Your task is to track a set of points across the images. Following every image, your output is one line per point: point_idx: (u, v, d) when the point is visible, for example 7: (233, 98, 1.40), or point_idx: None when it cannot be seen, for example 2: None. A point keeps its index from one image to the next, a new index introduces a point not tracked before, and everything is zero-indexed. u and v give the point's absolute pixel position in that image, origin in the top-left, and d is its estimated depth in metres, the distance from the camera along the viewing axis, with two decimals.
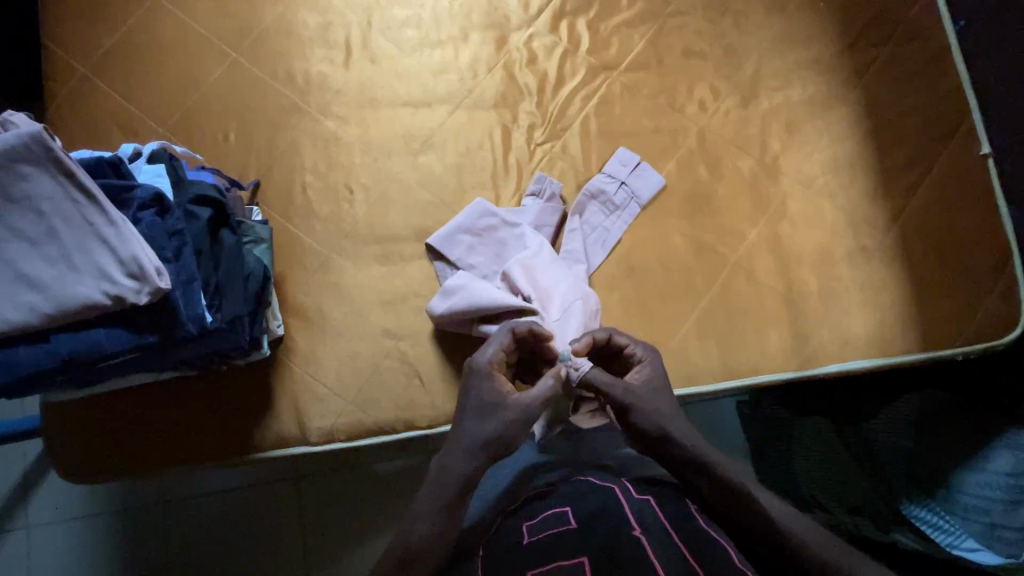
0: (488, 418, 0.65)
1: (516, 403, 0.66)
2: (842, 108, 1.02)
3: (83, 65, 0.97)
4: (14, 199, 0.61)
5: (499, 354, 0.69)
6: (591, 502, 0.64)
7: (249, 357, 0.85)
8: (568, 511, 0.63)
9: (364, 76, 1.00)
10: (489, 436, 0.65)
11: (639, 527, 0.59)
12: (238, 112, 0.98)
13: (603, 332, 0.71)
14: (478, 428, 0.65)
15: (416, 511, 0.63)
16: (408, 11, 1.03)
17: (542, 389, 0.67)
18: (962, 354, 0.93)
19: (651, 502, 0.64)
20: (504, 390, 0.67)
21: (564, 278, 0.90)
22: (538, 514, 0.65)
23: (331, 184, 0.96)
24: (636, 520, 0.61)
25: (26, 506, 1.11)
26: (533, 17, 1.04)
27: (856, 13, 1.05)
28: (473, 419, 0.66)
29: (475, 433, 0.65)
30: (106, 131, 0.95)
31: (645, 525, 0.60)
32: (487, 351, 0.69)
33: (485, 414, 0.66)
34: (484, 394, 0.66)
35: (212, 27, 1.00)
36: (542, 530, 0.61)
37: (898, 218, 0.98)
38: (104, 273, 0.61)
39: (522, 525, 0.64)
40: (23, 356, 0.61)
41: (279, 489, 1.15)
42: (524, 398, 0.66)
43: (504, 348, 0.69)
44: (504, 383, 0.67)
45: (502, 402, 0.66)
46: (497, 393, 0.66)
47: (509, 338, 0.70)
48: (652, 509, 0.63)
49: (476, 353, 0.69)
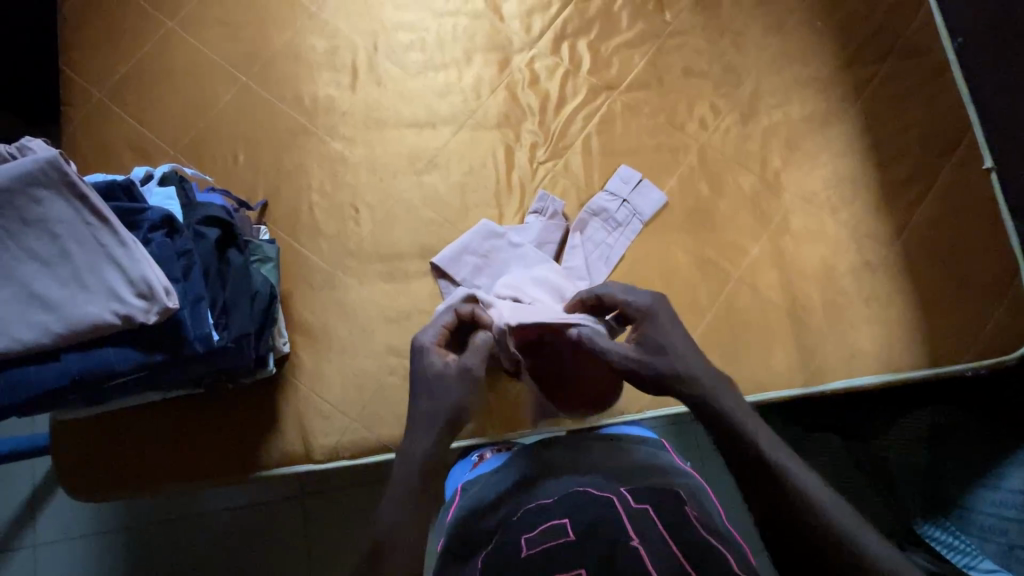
0: (434, 389, 0.66)
1: (459, 367, 0.68)
2: (842, 124, 1.03)
3: (98, 91, 1.00)
4: (29, 222, 0.63)
5: (441, 332, 0.72)
6: (589, 515, 0.63)
7: (255, 376, 0.86)
8: (567, 524, 0.62)
9: (370, 98, 1.03)
10: (440, 409, 0.65)
11: (637, 538, 0.58)
12: (247, 134, 1.00)
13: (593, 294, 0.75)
14: (427, 403, 0.66)
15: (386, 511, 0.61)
16: (413, 35, 1.06)
17: (478, 347, 0.71)
18: (971, 369, 0.92)
19: (649, 512, 0.63)
20: (452, 360, 0.69)
21: (554, 292, 0.88)
22: (535, 527, 0.63)
23: (338, 204, 0.98)
24: (636, 532, 0.60)
25: (34, 523, 1.11)
26: (535, 39, 1.06)
27: (855, 31, 1.06)
28: (421, 396, 0.66)
29: (427, 407, 0.66)
30: (119, 153, 0.98)
31: (643, 536, 0.59)
32: (427, 330, 0.72)
33: (431, 386, 0.66)
34: (428, 368, 0.67)
35: (223, 53, 1.03)
36: (542, 543, 0.61)
37: (902, 233, 0.98)
38: (114, 294, 0.63)
39: (522, 538, 0.63)
40: (34, 375, 0.62)
41: (285, 505, 1.14)
42: (462, 362, 0.68)
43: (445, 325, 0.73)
44: (447, 354, 0.69)
45: (444, 371, 0.67)
46: (446, 363, 0.68)
47: (447, 317, 0.74)
48: (650, 519, 0.61)
49: (417, 334, 0.71)
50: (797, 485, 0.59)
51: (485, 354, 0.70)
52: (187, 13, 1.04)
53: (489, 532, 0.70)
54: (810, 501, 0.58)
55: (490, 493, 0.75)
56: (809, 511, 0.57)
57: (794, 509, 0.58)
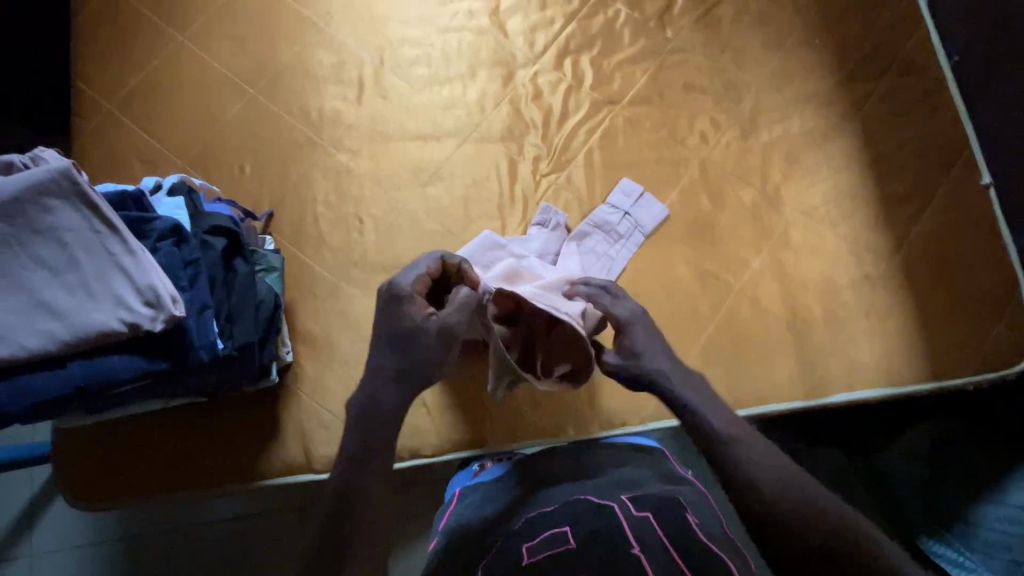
0: (405, 343, 0.69)
1: (435, 325, 0.69)
2: (842, 139, 1.04)
3: (109, 103, 1.02)
4: (39, 231, 0.63)
5: (422, 279, 0.72)
6: (590, 522, 0.63)
7: (258, 384, 0.86)
8: (568, 531, 0.63)
9: (376, 111, 1.04)
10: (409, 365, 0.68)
11: (638, 545, 0.58)
12: (254, 146, 1.02)
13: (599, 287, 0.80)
14: (395, 357, 0.69)
15: (364, 484, 0.63)
16: (419, 50, 1.08)
17: (458, 303, 0.71)
18: (973, 383, 0.93)
19: (651, 520, 0.62)
20: (428, 314, 0.70)
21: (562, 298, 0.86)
22: (537, 534, 0.63)
23: (342, 215, 0.99)
24: (635, 538, 0.60)
25: (31, 533, 1.11)
26: (538, 54, 1.08)
27: (853, 49, 1.08)
28: (391, 348, 0.69)
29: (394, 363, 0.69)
30: (127, 163, 1.00)
31: (643, 543, 0.59)
32: (409, 275, 0.72)
33: (401, 341, 0.69)
34: (403, 320, 0.69)
35: (232, 66, 1.05)
36: (543, 550, 0.61)
37: (902, 247, 0.98)
38: (121, 302, 0.63)
39: (522, 546, 0.63)
40: (39, 382, 0.62)
41: (284, 517, 1.14)
42: (438, 320, 0.69)
43: (429, 273, 0.73)
44: (426, 308, 0.71)
45: (418, 326, 0.69)
46: (424, 318, 0.69)
47: (432, 262, 0.74)
48: (651, 527, 0.61)
49: (397, 279, 0.72)
50: (756, 480, 0.60)
51: (463, 312, 0.71)
52: (197, 28, 1.06)
53: (487, 542, 0.69)
54: (759, 492, 0.60)
55: (490, 502, 0.75)
56: (756, 501, 0.59)
57: (744, 501, 0.60)
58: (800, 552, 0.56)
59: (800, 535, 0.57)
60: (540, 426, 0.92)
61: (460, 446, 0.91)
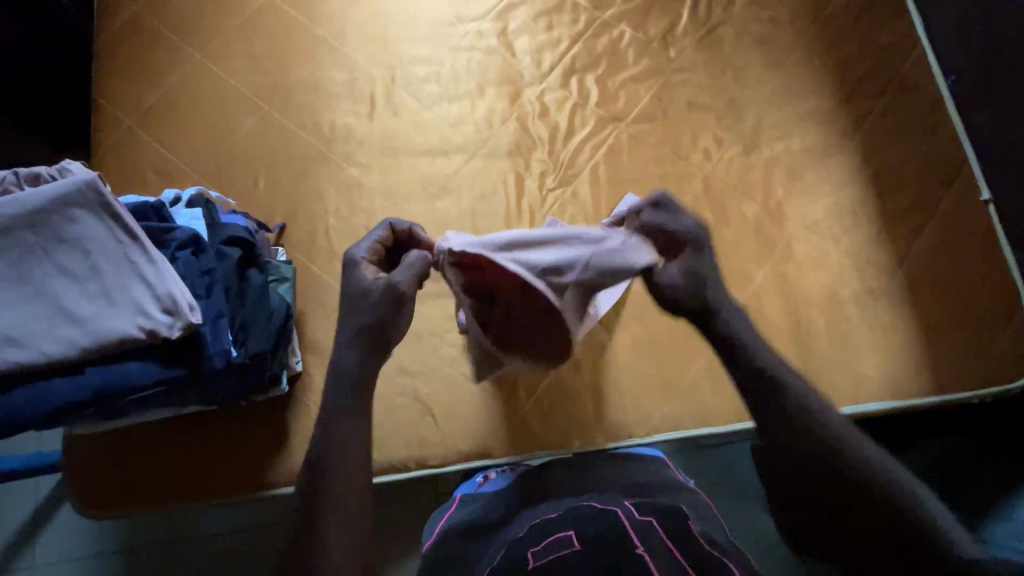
0: (356, 308, 0.64)
1: (382, 287, 0.63)
2: (842, 156, 1.06)
3: (128, 118, 1.05)
4: (63, 240, 0.66)
5: (375, 247, 0.68)
6: (594, 525, 0.62)
7: (267, 394, 0.87)
8: (573, 535, 0.62)
9: (387, 127, 1.07)
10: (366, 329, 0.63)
11: (642, 544, 0.58)
12: (268, 160, 1.04)
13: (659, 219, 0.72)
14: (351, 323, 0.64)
15: (338, 438, 0.61)
16: (429, 68, 1.11)
17: (407, 266, 0.64)
18: (977, 398, 0.93)
19: (653, 523, 0.63)
20: (378, 278, 0.65)
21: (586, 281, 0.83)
22: (543, 538, 0.62)
23: (353, 228, 1.01)
24: (639, 538, 0.60)
25: (36, 542, 1.11)
26: (544, 73, 1.11)
27: (852, 69, 1.11)
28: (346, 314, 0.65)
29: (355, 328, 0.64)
30: (144, 176, 1.02)
31: (648, 544, 0.59)
32: (363, 244, 0.68)
33: (352, 305, 0.64)
34: (351, 287, 0.65)
35: (248, 83, 1.08)
36: (548, 554, 0.60)
37: (903, 261, 1.00)
38: (140, 309, 0.65)
39: (526, 550, 0.62)
40: (58, 387, 0.63)
41: (288, 529, 1.13)
42: (383, 282, 0.63)
43: (380, 242, 0.69)
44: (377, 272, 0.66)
45: (365, 291, 0.64)
46: (374, 281, 0.64)
47: (383, 231, 0.69)
48: (656, 531, 0.62)
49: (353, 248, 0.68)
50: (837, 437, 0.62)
51: (415, 274, 0.64)
52: (215, 46, 1.10)
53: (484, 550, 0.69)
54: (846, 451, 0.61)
55: (491, 510, 0.75)
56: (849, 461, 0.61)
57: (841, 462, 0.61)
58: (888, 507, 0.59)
59: (877, 494, 0.59)
60: (546, 437, 0.93)
61: (466, 456, 0.92)
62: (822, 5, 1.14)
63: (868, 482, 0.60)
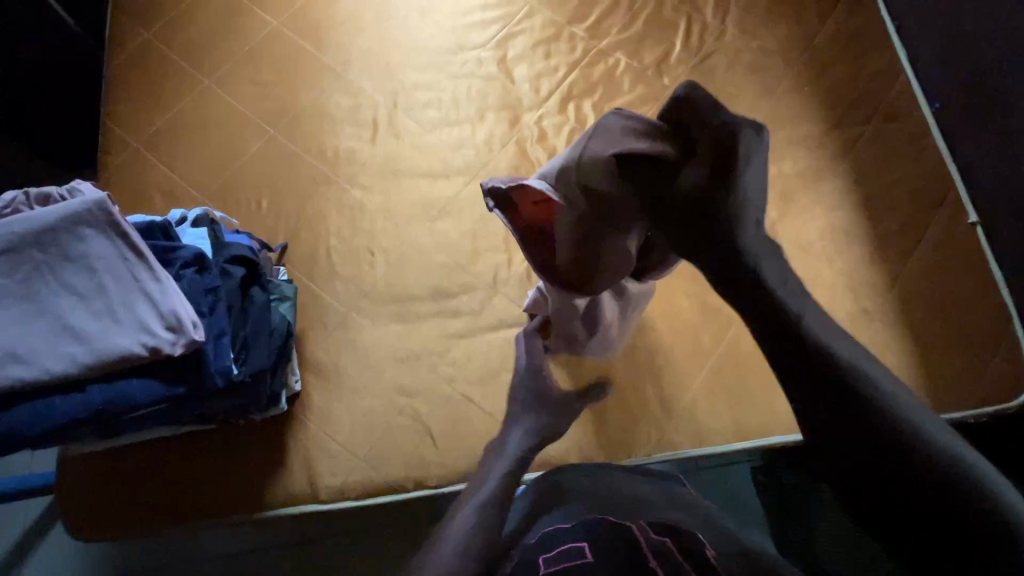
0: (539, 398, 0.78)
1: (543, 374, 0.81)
2: (833, 179, 1.09)
3: (136, 141, 1.08)
4: (71, 258, 0.67)
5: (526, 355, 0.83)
6: (607, 538, 0.61)
7: (266, 412, 0.87)
8: (586, 545, 0.60)
9: (389, 150, 1.10)
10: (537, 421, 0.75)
11: (655, 560, 0.57)
12: (272, 182, 1.06)
13: (614, 116, 0.65)
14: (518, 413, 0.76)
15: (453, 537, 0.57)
16: (431, 94, 1.14)
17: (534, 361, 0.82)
18: (973, 417, 0.94)
19: (669, 544, 0.60)
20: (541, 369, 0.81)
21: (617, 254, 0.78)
22: (554, 546, 0.60)
23: (354, 248, 1.03)
24: (654, 556, 0.58)
25: (23, 567, 1.08)
26: (543, 99, 1.14)
27: (840, 97, 1.14)
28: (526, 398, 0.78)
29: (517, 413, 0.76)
30: (150, 197, 1.04)
31: (663, 559, 0.57)
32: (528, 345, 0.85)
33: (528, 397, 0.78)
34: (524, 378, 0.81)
35: (254, 108, 1.11)
36: (561, 562, 0.57)
37: (896, 282, 1.01)
38: (144, 326, 0.66)
39: (538, 559, 0.59)
40: (60, 404, 0.63)
41: (281, 553, 1.11)
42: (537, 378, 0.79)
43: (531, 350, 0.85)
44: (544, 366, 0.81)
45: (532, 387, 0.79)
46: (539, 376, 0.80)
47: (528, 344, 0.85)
48: (669, 548, 0.59)
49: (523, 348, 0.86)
50: (840, 357, 0.51)
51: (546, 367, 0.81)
52: (223, 73, 1.13)
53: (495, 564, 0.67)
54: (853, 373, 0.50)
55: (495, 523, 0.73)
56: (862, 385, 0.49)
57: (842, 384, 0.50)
58: (910, 452, 0.46)
59: (902, 432, 0.47)
60: (545, 457, 0.93)
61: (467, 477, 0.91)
62: (809, 36, 1.19)
63: (893, 423, 0.48)
